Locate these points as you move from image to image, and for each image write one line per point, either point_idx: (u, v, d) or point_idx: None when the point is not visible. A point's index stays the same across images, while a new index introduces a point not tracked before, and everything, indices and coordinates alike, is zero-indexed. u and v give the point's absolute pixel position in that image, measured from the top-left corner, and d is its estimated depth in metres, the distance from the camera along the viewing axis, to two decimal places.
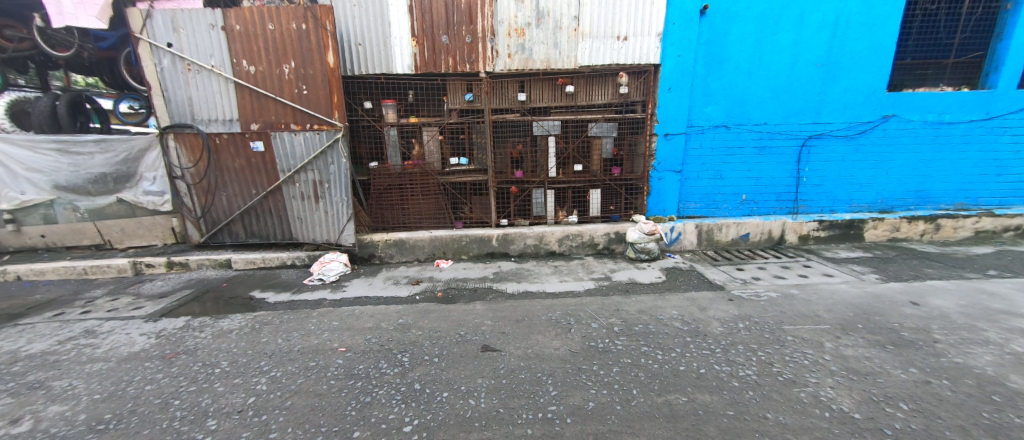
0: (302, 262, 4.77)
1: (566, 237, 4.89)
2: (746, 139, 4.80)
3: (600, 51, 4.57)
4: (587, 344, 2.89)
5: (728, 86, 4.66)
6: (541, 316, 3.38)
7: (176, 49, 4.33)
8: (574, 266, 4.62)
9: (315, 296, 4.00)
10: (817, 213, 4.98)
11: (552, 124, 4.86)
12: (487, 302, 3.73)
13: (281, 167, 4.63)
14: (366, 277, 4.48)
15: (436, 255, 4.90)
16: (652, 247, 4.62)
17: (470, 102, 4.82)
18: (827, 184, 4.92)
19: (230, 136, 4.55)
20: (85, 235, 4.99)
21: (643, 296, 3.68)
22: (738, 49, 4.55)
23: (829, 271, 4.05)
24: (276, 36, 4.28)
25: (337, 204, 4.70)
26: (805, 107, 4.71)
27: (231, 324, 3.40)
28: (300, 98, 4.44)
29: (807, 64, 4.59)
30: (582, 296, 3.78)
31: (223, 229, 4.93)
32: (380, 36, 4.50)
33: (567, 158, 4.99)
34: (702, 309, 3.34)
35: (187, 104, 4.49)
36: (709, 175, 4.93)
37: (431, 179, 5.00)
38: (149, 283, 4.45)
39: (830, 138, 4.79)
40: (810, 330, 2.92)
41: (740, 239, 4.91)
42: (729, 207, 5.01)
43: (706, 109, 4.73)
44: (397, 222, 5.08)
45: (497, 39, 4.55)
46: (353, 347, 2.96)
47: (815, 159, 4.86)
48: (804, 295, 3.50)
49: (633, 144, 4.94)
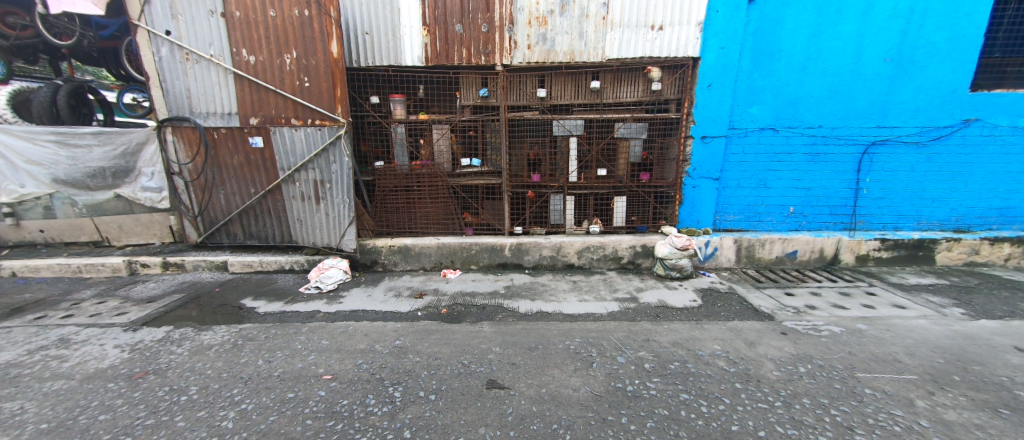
0: (301, 267, 4.46)
1: (587, 249, 4.42)
2: (796, 145, 4.22)
3: (631, 43, 4.07)
4: (611, 385, 2.41)
5: (777, 83, 4.08)
6: (556, 343, 2.93)
7: (175, 37, 4.08)
8: (595, 282, 4.13)
9: (309, 307, 3.64)
10: (879, 230, 4.34)
11: (575, 124, 4.39)
12: (495, 322, 3.30)
13: (281, 165, 4.31)
14: (367, 287, 4.11)
15: (443, 264, 4.51)
16: (685, 264, 4.10)
17: (485, 98, 4.41)
18: (891, 198, 4.27)
19: (228, 130, 4.26)
20: (83, 231, 4.80)
21: (676, 324, 3.16)
22: (791, 41, 3.98)
23: (900, 301, 3.43)
24: (277, 24, 3.96)
25: (339, 206, 4.36)
26: (868, 109, 4.08)
27: (213, 339, 3.06)
28: (302, 91, 4.10)
29: (873, 58, 3.97)
30: (605, 320, 3.28)
31: (221, 229, 4.66)
32: (388, 25, 4.14)
33: (590, 161, 4.51)
34: (750, 345, 2.81)
35: (185, 95, 4.23)
36: (751, 184, 4.36)
37: (440, 181, 4.60)
38: (140, 285, 4.20)
39: (898, 144, 4.14)
40: (893, 381, 2.36)
41: (786, 258, 4.32)
42: (773, 221, 4.43)
43: (752, 109, 4.16)
44: (402, 227, 4.71)
45: (516, 29, 4.11)
46: (340, 375, 2.57)
47: (878, 168, 4.22)
48: (875, 332, 2.93)
49: (665, 148, 4.42)
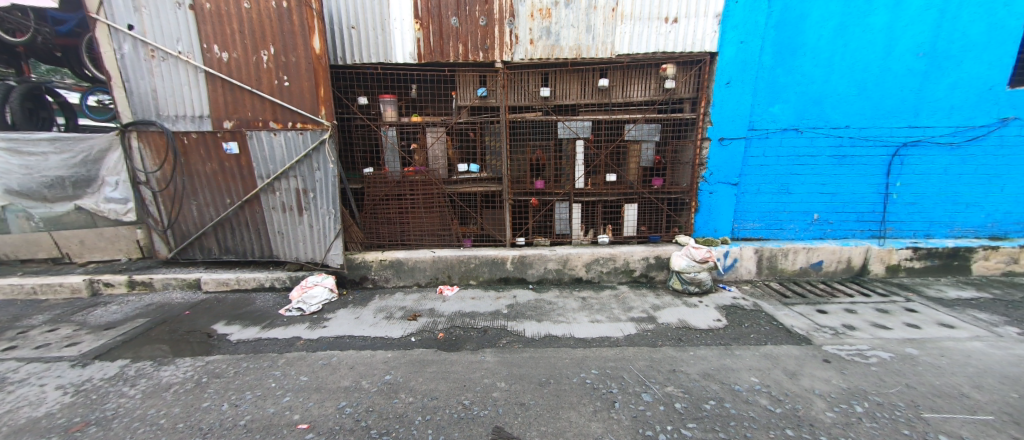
0: (282, 284, 4.06)
1: (596, 261, 4.07)
2: (821, 146, 3.89)
3: (642, 37, 3.72)
4: (639, 433, 2.04)
5: (801, 80, 3.77)
6: (569, 376, 2.55)
7: (138, 32, 3.68)
8: (607, 299, 3.77)
9: (288, 333, 3.23)
10: (909, 238, 4.04)
11: (582, 125, 4.03)
12: (498, 350, 2.92)
13: (258, 173, 3.91)
14: (355, 307, 3.71)
15: (439, 279, 4.13)
16: (704, 278, 3.76)
17: (483, 98, 4.06)
18: (923, 203, 3.97)
19: (199, 135, 3.85)
20: (40, 247, 4.34)
21: (704, 350, 2.80)
22: (816, 34, 3.66)
23: (945, 320, 3.10)
24: (252, 16, 3.58)
25: (324, 217, 3.97)
26: (899, 107, 3.78)
27: (173, 376, 2.64)
28: (281, 92, 3.71)
29: (905, 53, 3.67)
30: (623, 346, 2.91)
31: (194, 244, 4.23)
32: (376, 18, 3.77)
33: (598, 165, 4.16)
34: (792, 376, 2.46)
35: (151, 97, 3.82)
36: (773, 190, 4.03)
37: (434, 188, 4.22)
38: (101, 308, 3.76)
39: (930, 145, 3.84)
40: (969, 424, 2.02)
41: (810, 269, 4.00)
42: (796, 229, 4.10)
43: (774, 108, 3.83)
44: (393, 239, 4.32)
45: (517, 22, 3.76)
46: (319, 423, 2.17)
47: (910, 171, 3.91)
48: (930, 359, 2.59)
49: (678, 151, 4.09)
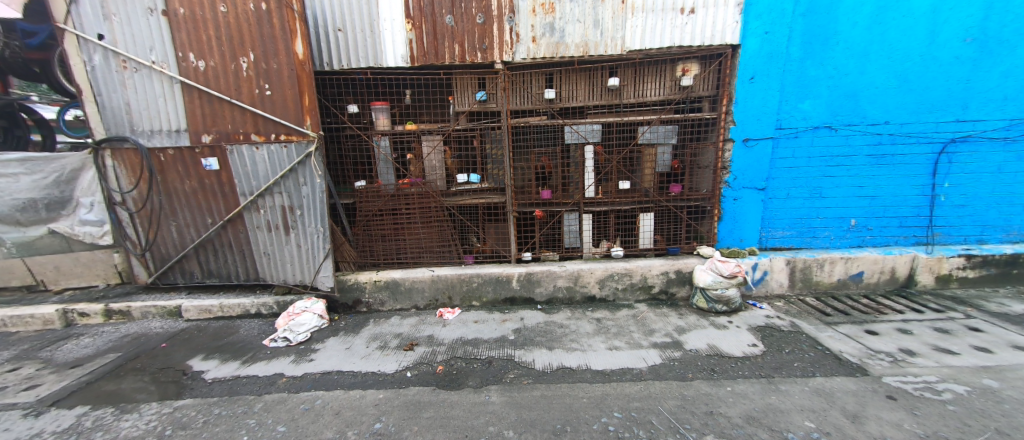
0: (269, 310, 3.73)
1: (610, 277, 3.70)
2: (858, 145, 3.51)
3: (655, 30, 3.38)
4: None
5: (833, 73, 3.40)
6: (587, 422, 2.19)
7: (109, 42, 3.40)
8: (624, 320, 3.40)
9: (270, 369, 2.90)
10: (960, 244, 3.64)
11: (590, 129, 3.69)
12: (505, 387, 2.55)
13: (240, 190, 3.60)
14: (346, 336, 3.37)
15: (439, 301, 3.78)
16: (732, 295, 3.37)
17: (483, 103, 3.74)
18: (974, 205, 3.57)
19: (176, 151, 3.55)
20: (13, 275, 4.04)
21: (743, 386, 2.42)
22: (850, 21, 3.29)
23: (1019, 341, 2.69)
24: (229, 21, 3.29)
25: (312, 237, 3.65)
26: (946, 99, 3.39)
27: (133, 429, 2.31)
28: (263, 102, 3.41)
29: (951, 39, 3.29)
30: (648, 381, 2.53)
31: (175, 267, 3.93)
32: (364, 19, 3.47)
33: (609, 172, 3.81)
34: (854, 420, 2.07)
35: (124, 111, 3.54)
36: (804, 194, 3.64)
37: (432, 201, 3.89)
38: (72, 342, 3.45)
39: (982, 140, 3.45)
40: None
41: (849, 281, 3.60)
42: (831, 237, 3.71)
43: (803, 105, 3.46)
44: (389, 257, 3.99)
45: (518, 18, 3.44)
46: None
47: (959, 170, 3.51)
48: (1016, 394, 2.19)
49: (697, 154, 3.72)
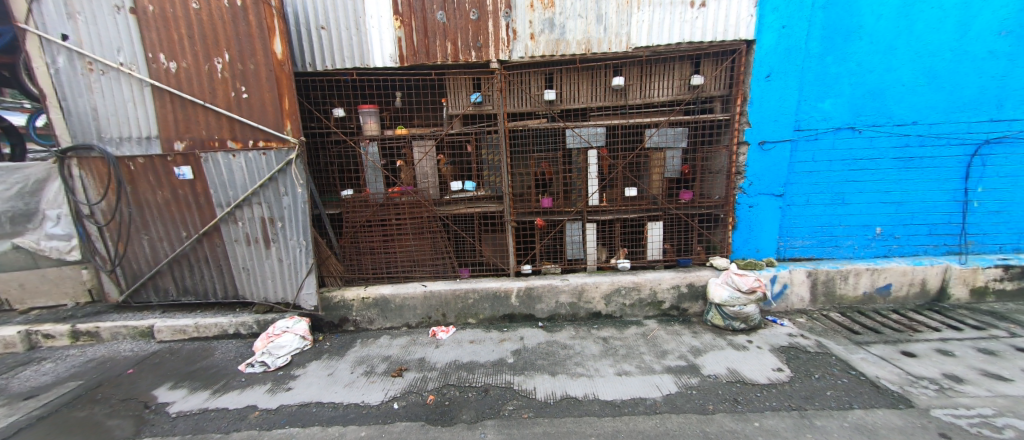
0: (249, 330, 3.45)
1: (616, 292, 3.42)
2: (884, 147, 3.25)
3: (663, 26, 3.13)
4: None
5: (857, 70, 3.14)
6: None
7: (73, 43, 3.15)
8: (633, 340, 3.11)
9: (242, 400, 2.61)
10: (994, 253, 3.37)
11: (594, 132, 3.42)
12: (502, 423, 2.26)
13: (216, 201, 3.33)
14: (329, 359, 3.08)
15: (432, 319, 3.50)
16: (751, 311, 3.09)
17: (478, 105, 3.48)
18: (1010, 211, 3.31)
19: (147, 159, 3.29)
20: None
21: (773, 421, 2.13)
22: (875, 14, 3.04)
23: None
24: (202, 19, 3.04)
25: (294, 250, 3.37)
26: (979, 97, 3.14)
27: None
28: (239, 105, 3.15)
29: (984, 32, 3.04)
30: (664, 414, 2.25)
31: (148, 284, 3.65)
32: (350, 15, 3.22)
33: (615, 178, 3.55)
34: None
35: (91, 116, 3.28)
36: (826, 200, 3.37)
37: (424, 211, 3.62)
38: (32, 368, 3.16)
39: (1018, 141, 3.19)
40: None
41: (876, 294, 3.32)
42: (854, 246, 3.44)
43: (825, 104, 3.20)
44: (378, 271, 3.71)
45: (515, 13, 3.19)
46: None
47: (995, 173, 3.24)
48: None
49: (710, 158, 3.45)
